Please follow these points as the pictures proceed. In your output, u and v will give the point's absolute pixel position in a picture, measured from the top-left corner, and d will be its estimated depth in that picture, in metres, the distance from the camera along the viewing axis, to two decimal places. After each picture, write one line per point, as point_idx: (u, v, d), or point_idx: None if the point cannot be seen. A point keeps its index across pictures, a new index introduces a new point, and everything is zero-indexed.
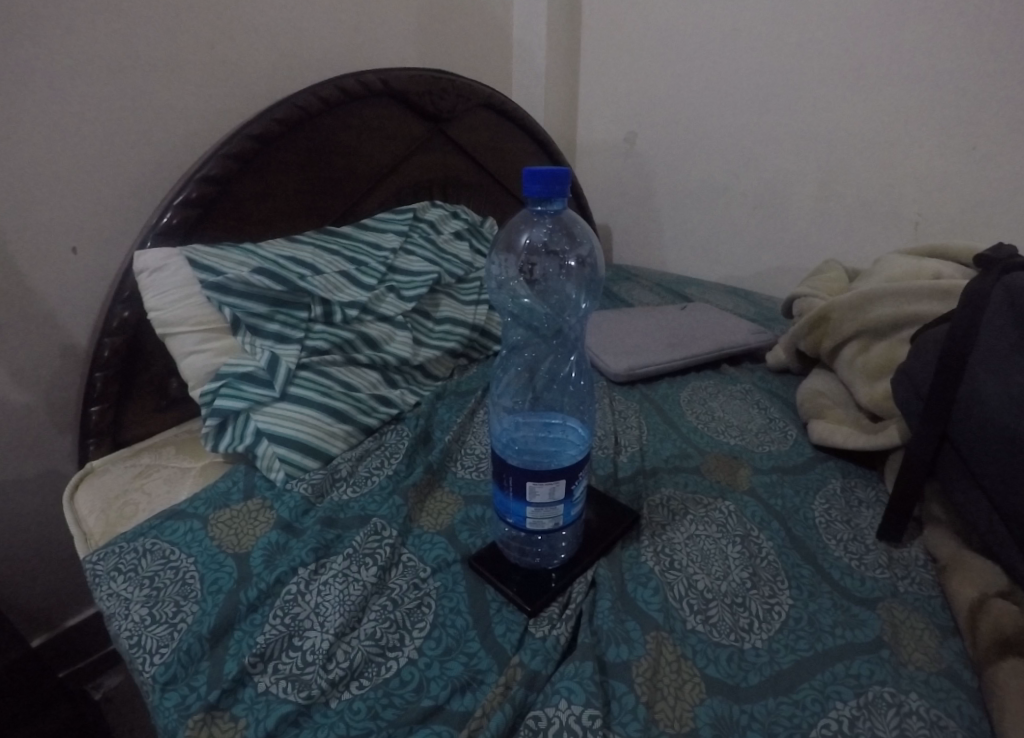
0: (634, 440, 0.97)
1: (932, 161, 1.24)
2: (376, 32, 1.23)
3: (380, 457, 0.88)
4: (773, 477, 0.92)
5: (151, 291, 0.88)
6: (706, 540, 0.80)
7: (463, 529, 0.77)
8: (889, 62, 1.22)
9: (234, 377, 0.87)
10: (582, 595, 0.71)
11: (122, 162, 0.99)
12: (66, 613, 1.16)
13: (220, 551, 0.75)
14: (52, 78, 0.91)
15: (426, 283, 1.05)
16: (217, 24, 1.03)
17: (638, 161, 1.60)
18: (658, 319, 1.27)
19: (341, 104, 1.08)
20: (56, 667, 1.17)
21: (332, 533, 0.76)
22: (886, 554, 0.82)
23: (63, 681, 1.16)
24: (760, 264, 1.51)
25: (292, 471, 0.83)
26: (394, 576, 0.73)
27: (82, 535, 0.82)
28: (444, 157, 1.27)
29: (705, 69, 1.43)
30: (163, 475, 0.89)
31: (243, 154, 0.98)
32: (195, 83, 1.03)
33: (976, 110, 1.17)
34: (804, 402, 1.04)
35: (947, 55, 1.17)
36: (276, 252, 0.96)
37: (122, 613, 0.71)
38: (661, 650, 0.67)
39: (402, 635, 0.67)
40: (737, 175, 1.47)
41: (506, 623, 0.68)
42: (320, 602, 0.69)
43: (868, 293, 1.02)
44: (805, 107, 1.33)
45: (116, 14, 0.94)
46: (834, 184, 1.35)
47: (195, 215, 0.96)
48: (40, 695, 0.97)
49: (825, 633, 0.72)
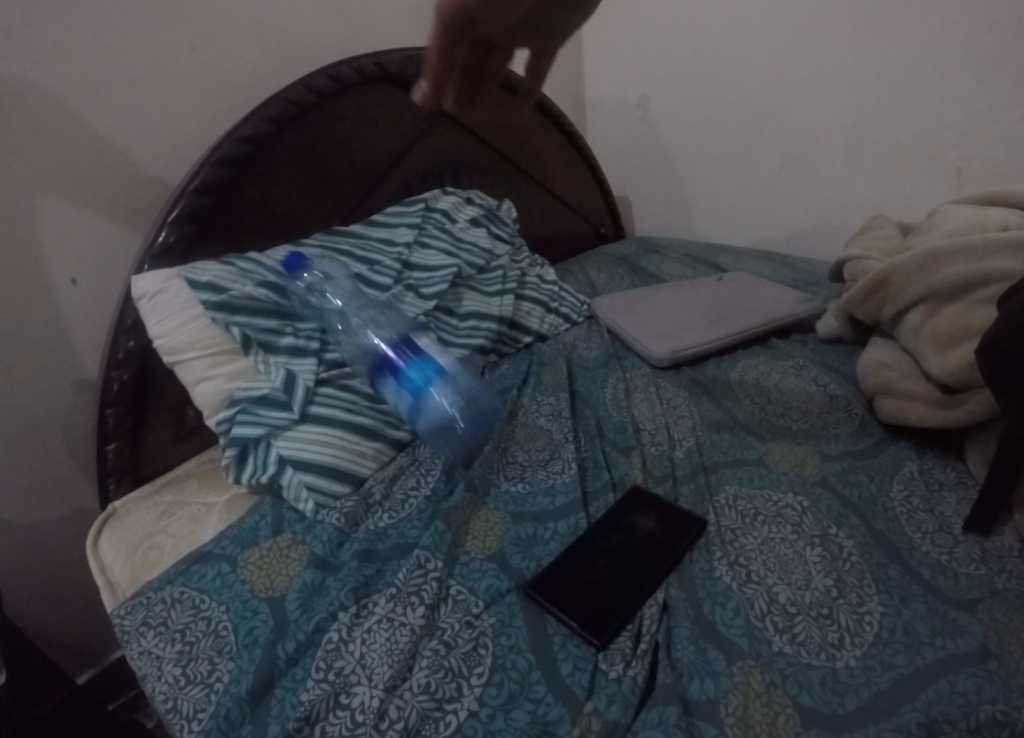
0: (689, 431, 0.88)
1: (974, 97, 1.11)
2: (365, 15, 1.17)
3: (415, 476, 0.81)
4: (845, 464, 0.84)
5: (153, 317, 0.82)
6: (783, 544, 0.73)
7: (514, 553, 0.71)
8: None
9: (250, 403, 0.80)
10: (655, 622, 0.65)
11: (111, 180, 0.94)
12: (111, 647, 1.14)
13: (253, 597, 0.69)
14: (21, 97, 0.84)
15: (444, 277, 0.99)
16: (194, 23, 0.96)
17: (653, 124, 1.50)
18: (696, 291, 1.17)
19: (336, 94, 1.02)
20: (107, 699, 1.15)
21: (372, 569, 0.70)
22: (979, 547, 0.74)
23: (116, 713, 1.13)
24: (794, 223, 1.40)
25: (321, 500, 0.77)
26: (444, 613, 0.66)
27: (109, 584, 0.77)
28: (452, 140, 1.19)
29: (714, 21, 1.32)
30: (187, 513, 0.82)
31: (236, 159, 0.92)
32: (179, 90, 0.98)
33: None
34: (867, 374, 0.94)
35: None
36: (280, 259, 0.90)
37: (154, 674, 0.65)
38: (750, 681, 0.60)
39: (459, 684, 0.60)
40: (762, 130, 1.35)
41: (573, 661, 0.62)
42: (365, 651, 0.63)
43: (933, 251, 0.92)
44: (829, 52, 1.22)
45: (85, 21, 0.87)
46: (868, 131, 1.23)
47: (192, 232, 0.90)
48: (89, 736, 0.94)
49: (924, 645, 0.64)
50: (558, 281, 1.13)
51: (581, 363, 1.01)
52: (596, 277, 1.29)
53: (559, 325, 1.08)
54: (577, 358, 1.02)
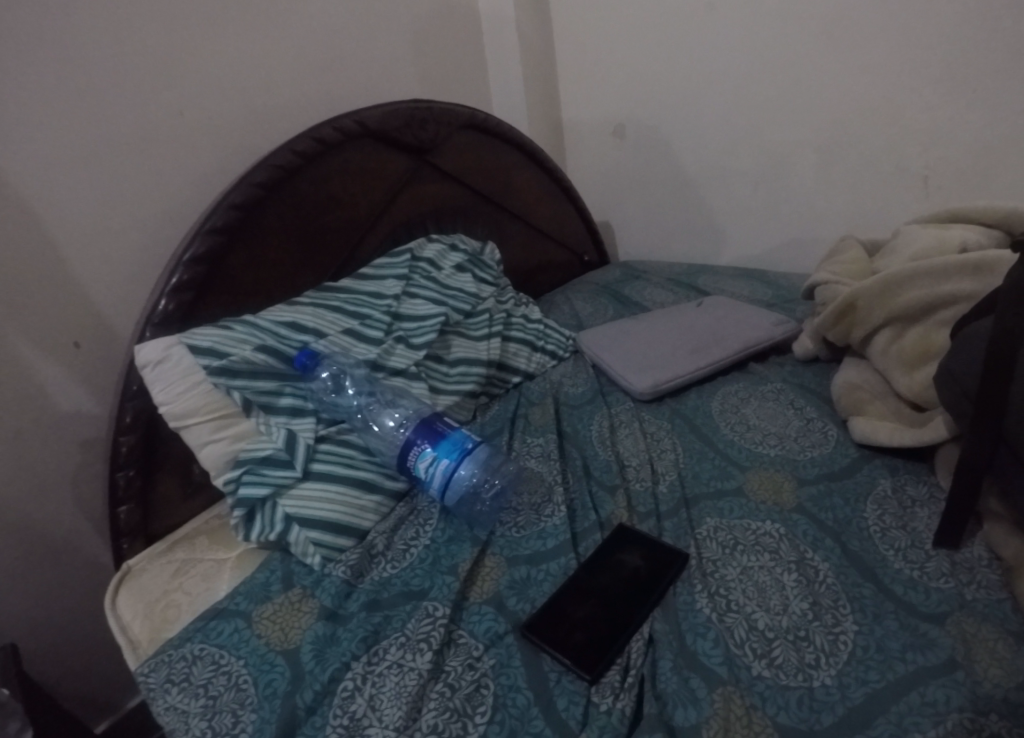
0: (671, 464, 0.94)
1: (935, 111, 1.16)
2: (345, 69, 1.23)
3: (414, 526, 0.86)
4: (820, 487, 0.88)
5: (157, 384, 0.87)
6: (761, 571, 0.77)
7: (510, 595, 0.76)
8: (875, 18, 1.15)
9: (254, 463, 0.87)
10: (641, 656, 0.70)
11: (108, 250, 1.00)
12: (127, 695, 1.22)
13: (269, 650, 0.74)
14: (22, 180, 0.90)
15: (433, 326, 1.04)
16: (180, 96, 1.02)
17: (627, 152, 1.55)
18: (675, 319, 1.22)
19: (320, 155, 1.07)
20: None
21: (379, 617, 0.75)
22: (948, 560, 0.78)
23: None
24: (770, 242, 1.45)
25: (328, 554, 0.83)
26: (449, 656, 0.71)
27: (129, 643, 0.82)
28: (432, 188, 1.25)
29: (684, 47, 1.36)
30: (201, 571, 0.88)
31: (228, 226, 0.98)
32: (171, 159, 1.03)
33: (975, 53, 1.10)
34: (841, 397, 0.99)
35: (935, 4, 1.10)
36: (274, 320, 0.96)
37: (182, 729, 0.70)
38: (729, 705, 0.65)
39: (464, 722, 0.65)
40: (733, 153, 1.40)
41: (568, 695, 0.67)
42: (377, 695, 0.68)
43: (894, 275, 0.96)
44: (797, 73, 1.26)
45: (78, 103, 0.93)
46: (835, 149, 1.28)
47: (190, 299, 0.96)
48: None
49: (896, 660, 0.68)
50: (542, 320, 1.20)
51: (568, 401, 1.07)
52: (581, 309, 1.35)
53: (547, 363, 1.15)
54: (564, 396, 1.08)
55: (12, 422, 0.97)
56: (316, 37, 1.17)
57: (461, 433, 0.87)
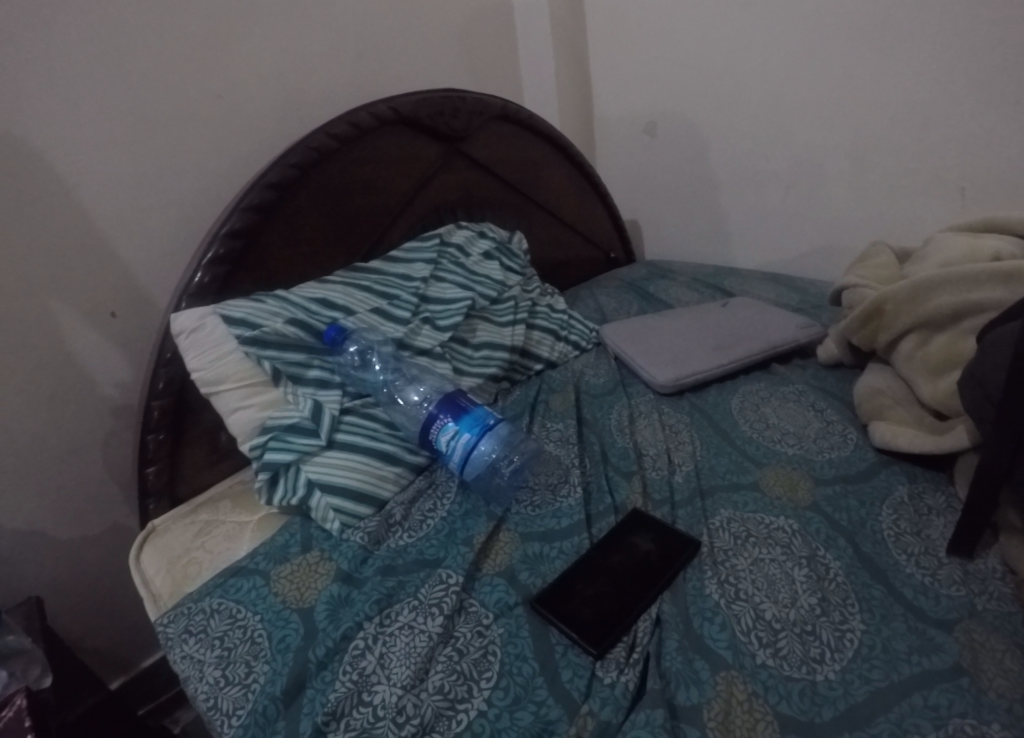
0: (688, 457, 0.94)
1: (972, 119, 1.14)
2: (383, 56, 1.26)
3: (432, 499, 0.88)
4: (836, 488, 0.88)
5: (190, 351, 0.91)
6: (772, 564, 0.78)
7: (522, 569, 0.78)
8: (909, 25, 1.14)
9: (280, 430, 0.89)
10: (647, 635, 0.71)
11: (148, 221, 1.04)
12: (142, 654, 1.25)
13: (285, 607, 0.76)
14: (70, 150, 0.95)
15: (459, 310, 1.06)
16: (222, 73, 1.06)
17: (658, 150, 1.56)
18: (699, 317, 1.22)
19: (355, 138, 1.09)
20: (138, 704, 1.26)
21: (393, 582, 0.77)
22: (961, 569, 0.77)
23: (147, 718, 1.25)
24: (801, 246, 1.44)
25: (347, 520, 0.85)
26: (459, 622, 0.73)
27: (151, 595, 0.86)
28: (463, 176, 1.27)
29: (719, 47, 1.37)
30: (223, 531, 0.91)
31: (264, 204, 1.01)
32: (212, 136, 1.07)
33: (1014, 62, 1.07)
34: (862, 401, 0.99)
35: (973, 11, 1.08)
36: (306, 296, 0.99)
37: (197, 676, 0.73)
38: (731, 690, 0.66)
39: (470, 686, 0.67)
40: (764, 155, 1.40)
41: (572, 668, 0.68)
42: (387, 654, 0.70)
43: (923, 281, 0.96)
44: (831, 77, 1.25)
45: (126, 78, 0.97)
46: (867, 155, 1.27)
47: (225, 273, 0.99)
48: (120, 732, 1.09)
49: (901, 661, 0.68)
50: (567, 310, 1.21)
51: (589, 390, 1.08)
52: (606, 303, 1.36)
53: (570, 353, 1.16)
54: (585, 384, 1.10)
55: (46, 381, 1.01)
56: (357, 22, 1.20)
57: (483, 409, 0.89)
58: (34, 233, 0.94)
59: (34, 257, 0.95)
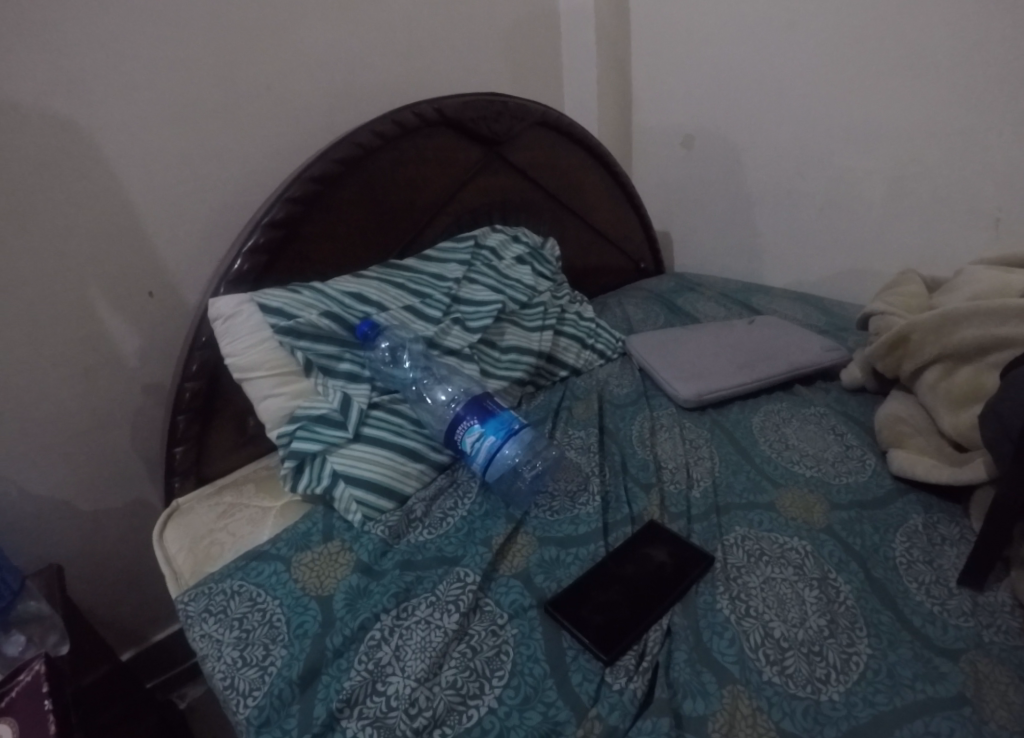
0: (705, 472, 0.96)
1: (1013, 152, 1.14)
2: (429, 57, 1.27)
3: (453, 498, 0.90)
4: (852, 513, 0.89)
5: (226, 338, 0.94)
6: (783, 584, 0.79)
7: (538, 572, 0.80)
8: (954, 54, 1.14)
9: (309, 420, 0.92)
10: (657, 645, 0.73)
11: (190, 208, 1.07)
12: (153, 629, 1.29)
13: (304, 594, 0.79)
14: (120, 135, 0.98)
15: (489, 313, 1.08)
16: (271, 68, 1.08)
17: (694, 163, 1.56)
18: (725, 334, 1.23)
19: (398, 137, 1.11)
20: (149, 676, 1.30)
21: (411, 577, 0.79)
22: (971, 600, 0.78)
23: (156, 690, 1.28)
24: (830, 267, 1.45)
25: (369, 513, 0.87)
26: (474, 620, 0.75)
27: (173, 574, 0.89)
28: (500, 179, 1.29)
29: (762, 64, 1.37)
30: (246, 515, 0.94)
31: (305, 197, 1.03)
32: (256, 128, 1.09)
33: None
34: (882, 428, 0.99)
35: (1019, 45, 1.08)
36: (341, 290, 1.01)
37: (215, 654, 0.76)
38: (737, 704, 0.67)
39: (481, 683, 0.69)
40: (800, 175, 1.40)
41: (582, 672, 0.70)
42: (402, 646, 0.72)
43: (951, 313, 0.96)
44: (872, 100, 1.26)
45: (177, 69, 1.00)
46: (904, 181, 1.27)
47: (263, 262, 1.01)
48: (130, 701, 1.12)
49: (905, 687, 0.69)
50: (594, 319, 1.23)
51: (612, 399, 1.10)
52: (632, 314, 1.37)
53: (594, 361, 1.18)
54: (608, 394, 1.11)
55: (83, 356, 1.04)
56: (405, 22, 1.22)
57: (509, 413, 0.91)
58: (80, 212, 0.98)
59: (80, 235, 0.99)
